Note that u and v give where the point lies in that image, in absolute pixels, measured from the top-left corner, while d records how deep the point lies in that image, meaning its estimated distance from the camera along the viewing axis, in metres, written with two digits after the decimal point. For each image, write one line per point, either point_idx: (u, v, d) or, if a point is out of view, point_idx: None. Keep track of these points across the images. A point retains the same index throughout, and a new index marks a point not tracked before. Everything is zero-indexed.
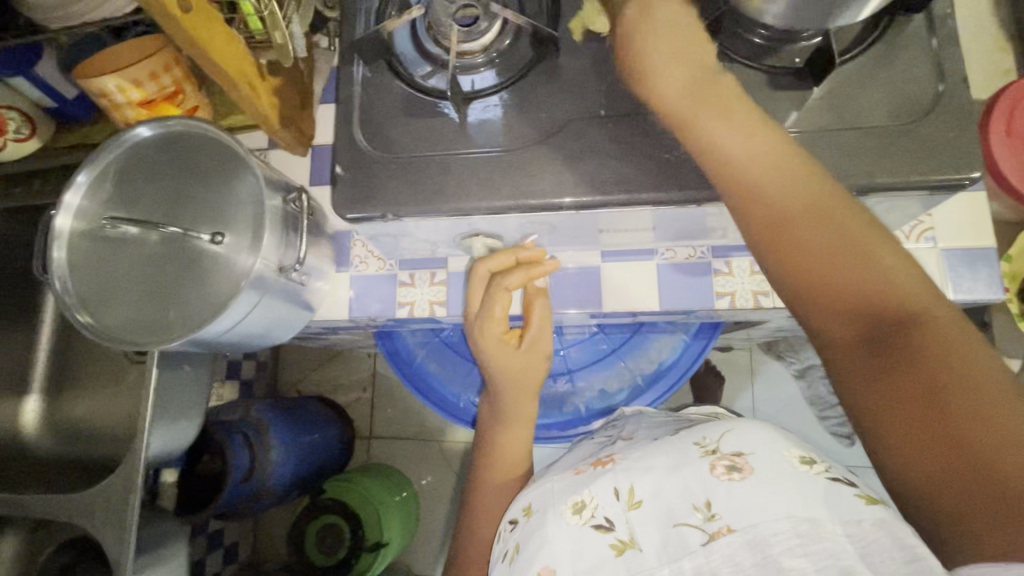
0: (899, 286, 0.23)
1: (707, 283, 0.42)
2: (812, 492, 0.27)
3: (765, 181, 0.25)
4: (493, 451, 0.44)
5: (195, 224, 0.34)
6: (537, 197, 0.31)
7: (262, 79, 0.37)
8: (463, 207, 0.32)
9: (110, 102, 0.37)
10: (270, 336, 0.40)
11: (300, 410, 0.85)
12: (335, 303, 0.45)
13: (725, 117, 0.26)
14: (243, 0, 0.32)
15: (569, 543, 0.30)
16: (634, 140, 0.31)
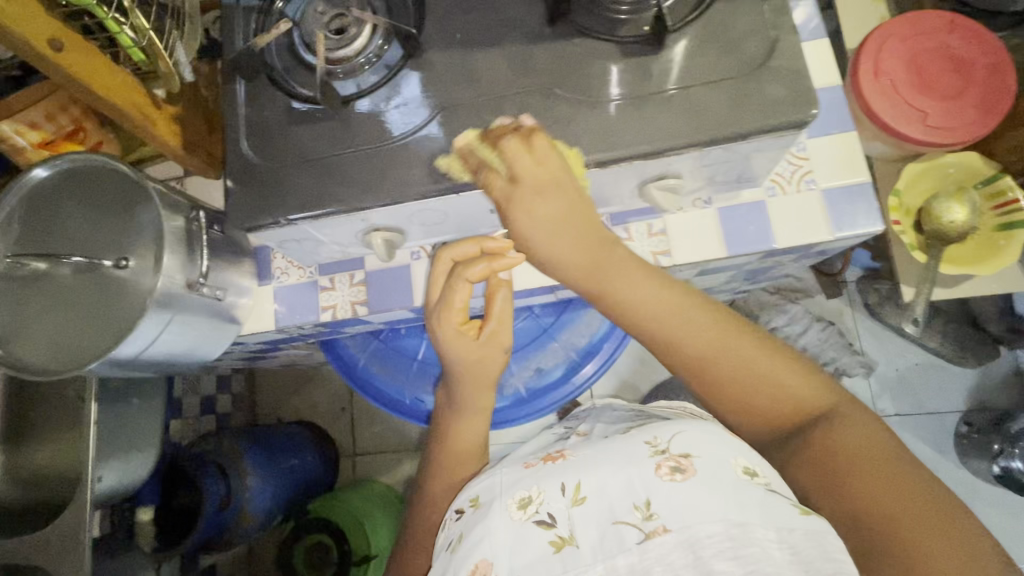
0: (742, 359, 0.33)
1: None
2: (740, 491, 0.31)
3: (614, 277, 0.33)
4: (450, 442, 0.46)
5: (100, 251, 0.35)
6: (421, 185, 0.33)
7: (158, 109, 0.38)
8: (352, 205, 0.33)
9: (11, 147, 0.38)
10: (193, 351, 0.41)
11: (271, 432, 0.85)
12: (260, 315, 0.46)
13: (588, 225, 0.33)
14: (120, 34, 0.34)
15: (512, 533, 0.34)
16: (508, 116, 0.33)
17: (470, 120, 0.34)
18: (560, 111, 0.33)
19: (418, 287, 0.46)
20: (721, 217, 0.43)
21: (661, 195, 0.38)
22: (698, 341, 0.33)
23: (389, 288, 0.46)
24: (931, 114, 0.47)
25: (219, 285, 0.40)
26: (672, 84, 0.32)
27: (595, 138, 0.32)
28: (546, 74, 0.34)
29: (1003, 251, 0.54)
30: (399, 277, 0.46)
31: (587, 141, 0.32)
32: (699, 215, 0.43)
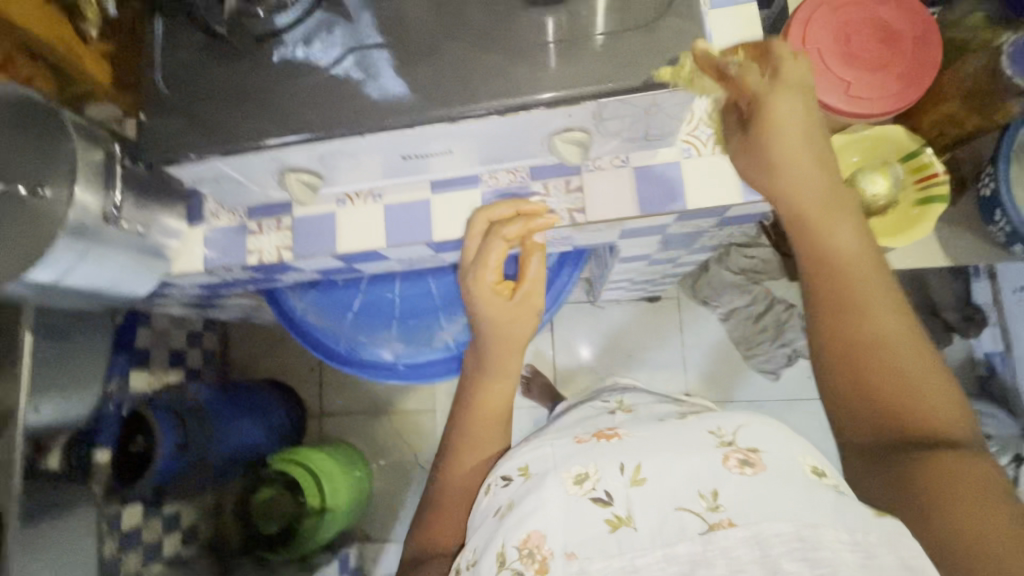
0: (896, 343, 0.35)
1: (522, 205, 0.46)
2: (812, 492, 0.30)
3: (824, 223, 0.38)
4: (472, 407, 0.49)
5: (17, 178, 0.37)
6: (313, 124, 0.35)
7: (84, 44, 0.42)
8: (254, 141, 0.36)
9: None
10: (117, 286, 0.46)
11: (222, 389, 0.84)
12: (191, 258, 0.49)
13: (820, 173, 0.38)
14: None
15: (566, 508, 0.32)
16: (421, 64, 0.34)
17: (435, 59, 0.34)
18: (484, 66, 0.34)
19: (342, 234, 0.48)
20: (637, 176, 0.44)
21: (568, 148, 0.39)
22: (873, 323, 0.36)
23: (316, 232, 0.48)
24: (853, 84, 0.46)
25: (142, 221, 0.43)
26: (553, 37, 0.33)
27: (488, 87, 0.34)
28: (469, 26, 0.34)
29: (917, 226, 0.52)
30: (329, 222, 0.48)
31: (481, 88, 0.34)
32: (617, 173, 0.45)
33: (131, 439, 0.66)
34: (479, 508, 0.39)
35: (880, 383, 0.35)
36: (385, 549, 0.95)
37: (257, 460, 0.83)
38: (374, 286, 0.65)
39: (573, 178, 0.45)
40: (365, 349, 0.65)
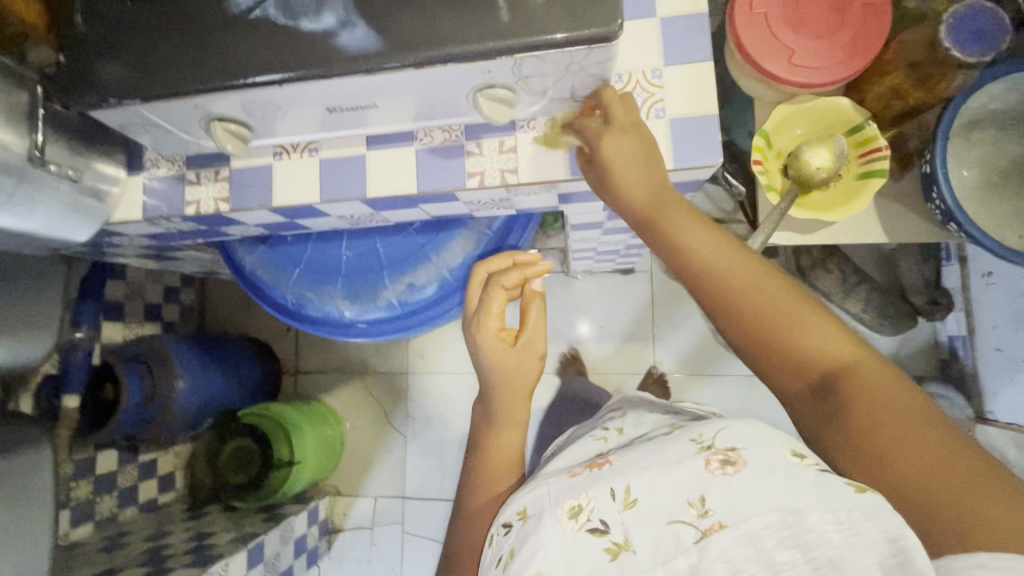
0: (791, 336, 0.32)
1: (458, 160, 0.42)
2: (798, 480, 0.28)
3: (666, 219, 0.35)
4: (486, 452, 0.45)
5: None
6: (238, 69, 0.32)
7: None
8: (173, 86, 0.32)
9: None
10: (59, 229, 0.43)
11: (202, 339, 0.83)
12: (131, 205, 0.45)
13: (642, 167, 0.36)
14: None
15: (566, 544, 0.31)
16: (358, 6, 0.31)
17: (384, 11, 0.31)
18: (420, 3, 0.31)
19: (277, 188, 0.44)
20: (572, 146, 0.41)
21: (494, 108, 0.36)
22: (808, 345, 0.31)
23: (252, 185, 0.44)
24: (797, 52, 0.48)
25: (75, 167, 0.40)
26: None
27: (438, 28, 0.31)
28: None
29: (856, 199, 0.52)
30: (261, 175, 0.44)
31: (431, 31, 0.31)
32: (553, 137, 0.41)
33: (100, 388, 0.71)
34: (484, 556, 0.36)
35: (788, 378, 0.32)
36: (356, 506, 0.94)
37: (227, 407, 0.83)
38: (325, 239, 0.59)
39: (509, 137, 0.41)
40: (312, 305, 0.59)
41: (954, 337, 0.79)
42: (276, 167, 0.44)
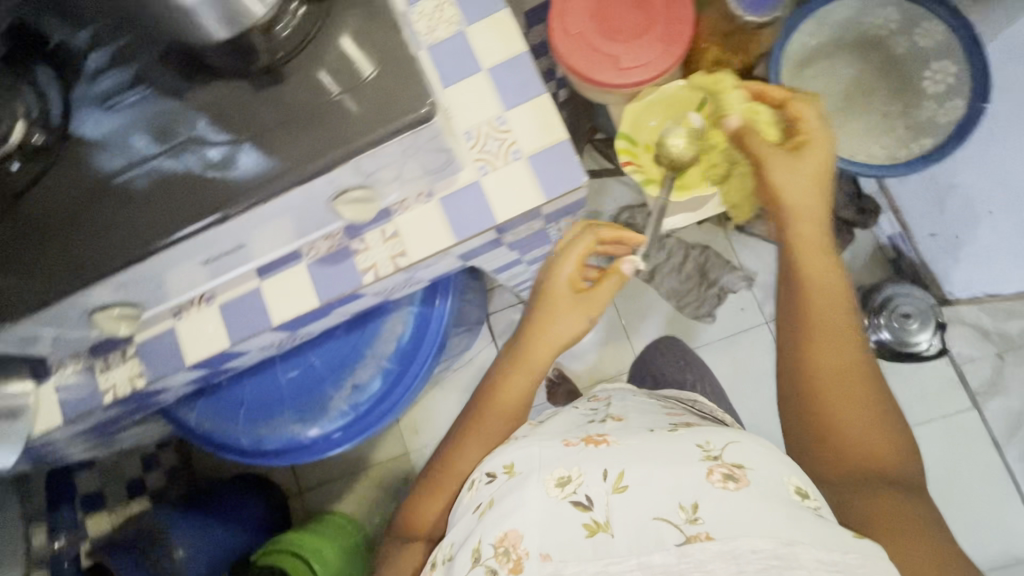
0: (854, 431, 0.58)
1: (482, 212, 0.63)
2: (796, 512, 0.46)
3: (833, 341, 0.61)
4: (495, 396, 0.75)
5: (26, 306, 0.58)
6: (270, 182, 0.48)
7: None
8: (240, 201, 0.49)
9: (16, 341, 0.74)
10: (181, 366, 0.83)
11: (271, 368, 0.95)
12: (221, 331, 0.68)
13: (833, 312, 0.62)
14: None
15: (549, 512, 0.50)
16: (283, 125, 0.49)
17: (258, 132, 0.49)
18: (305, 98, 0.49)
19: (341, 266, 0.65)
20: (529, 166, 0.62)
21: (356, 204, 0.56)
22: (862, 434, 0.58)
23: (329, 279, 0.65)
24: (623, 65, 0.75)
25: (210, 291, 0.67)
26: (342, 81, 0.48)
27: (368, 120, 0.47)
28: (276, 107, 0.49)
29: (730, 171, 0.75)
30: (239, 306, 0.67)
31: (358, 126, 0.47)
32: (518, 173, 0.63)
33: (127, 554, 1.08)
34: (463, 499, 0.60)
35: (815, 438, 0.60)
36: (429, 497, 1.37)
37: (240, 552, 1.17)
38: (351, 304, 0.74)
39: (480, 220, 0.63)
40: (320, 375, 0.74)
41: (893, 236, 1.18)
42: (219, 307, 0.68)
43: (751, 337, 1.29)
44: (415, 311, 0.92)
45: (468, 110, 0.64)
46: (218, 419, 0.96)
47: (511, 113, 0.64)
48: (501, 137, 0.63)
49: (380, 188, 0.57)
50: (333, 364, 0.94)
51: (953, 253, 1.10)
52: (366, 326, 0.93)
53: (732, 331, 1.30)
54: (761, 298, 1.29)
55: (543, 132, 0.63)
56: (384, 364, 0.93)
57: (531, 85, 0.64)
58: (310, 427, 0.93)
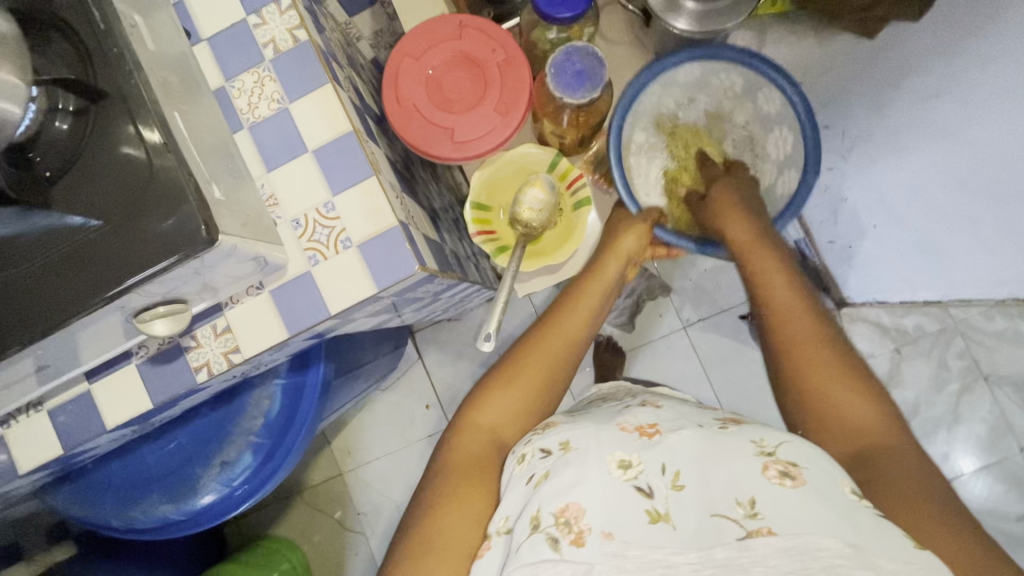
0: (858, 422, 0.62)
1: (313, 304, 0.59)
2: (851, 508, 0.48)
3: (810, 347, 0.67)
4: (466, 431, 0.67)
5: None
6: (86, 287, 0.46)
7: None
8: (54, 318, 0.48)
9: None
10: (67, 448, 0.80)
11: (135, 450, 0.91)
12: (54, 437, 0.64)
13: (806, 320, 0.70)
14: None
15: (610, 489, 0.51)
16: (81, 208, 0.46)
17: (97, 204, 0.46)
18: (103, 174, 0.46)
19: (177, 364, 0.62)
20: (360, 254, 0.58)
21: (167, 317, 0.52)
22: (864, 422, 0.61)
23: (167, 378, 0.62)
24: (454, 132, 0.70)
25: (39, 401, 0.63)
26: (132, 152, 0.45)
27: (155, 226, 0.45)
28: (74, 204, 0.47)
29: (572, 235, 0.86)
30: (78, 409, 0.64)
31: (147, 236, 0.45)
32: (347, 260, 0.59)
33: None
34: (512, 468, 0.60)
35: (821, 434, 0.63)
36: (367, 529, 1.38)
37: None
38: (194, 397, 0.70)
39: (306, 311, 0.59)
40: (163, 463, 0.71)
41: None
42: (49, 414, 0.64)
43: (670, 341, 1.34)
44: (282, 385, 0.90)
45: (296, 195, 0.60)
46: (85, 504, 0.91)
47: (339, 199, 0.59)
48: (329, 225, 0.59)
49: (195, 296, 0.55)
50: (200, 443, 0.92)
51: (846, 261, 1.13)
52: (232, 403, 0.91)
53: (654, 336, 1.34)
54: (678, 303, 1.33)
55: (369, 220, 0.58)
56: (254, 440, 0.92)
57: (358, 167, 0.59)
58: (180, 506, 0.93)
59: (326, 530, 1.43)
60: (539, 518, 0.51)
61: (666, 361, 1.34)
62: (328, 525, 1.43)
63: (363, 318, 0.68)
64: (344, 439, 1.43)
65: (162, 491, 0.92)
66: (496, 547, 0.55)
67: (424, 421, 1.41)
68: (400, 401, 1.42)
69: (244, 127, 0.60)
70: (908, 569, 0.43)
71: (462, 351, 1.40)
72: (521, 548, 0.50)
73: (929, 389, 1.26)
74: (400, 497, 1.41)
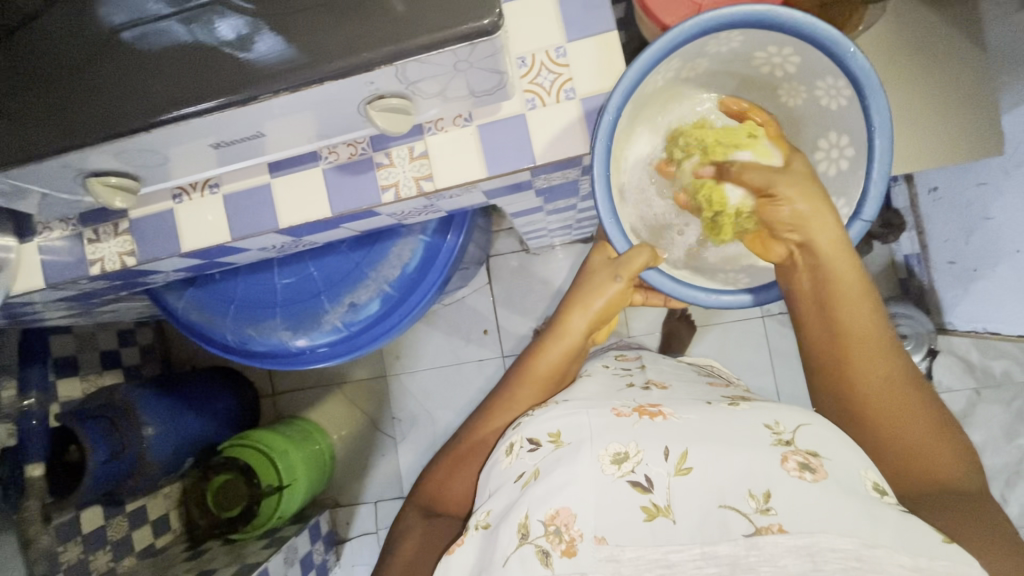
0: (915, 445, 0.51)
1: (524, 146, 0.59)
2: (879, 508, 0.44)
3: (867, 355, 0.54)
4: (516, 393, 0.67)
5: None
6: (297, 73, 0.45)
7: None
8: (260, 90, 0.45)
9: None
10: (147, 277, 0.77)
11: (266, 273, 0.87)
12: (219, 230, 0.65)
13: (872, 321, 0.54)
14: None
15: (604, 480, 0.49)
16: (305, 6, 0.45)
17: (301, 23, 0.45)
18: None
19: (353, 180, 0.62)
20: (581, 108, 0.58)
21: (388, 117, 0.51)
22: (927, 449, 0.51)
23: (346, 197, 0.62)
24: None
25: (212, 182, 0.64)
26: None
27: (408, 28, 0.44)
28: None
29: None
30: (249, 200, 0.64)
31: (394, 34, 0.44)
32: (567, 107, 0.58)
33: (65, 450, 1.05)
34: (510, 461, 0.57)
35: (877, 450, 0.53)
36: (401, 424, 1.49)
37: (201, 441, 1.29)
38: (357, 219, 0.67)
39: (417, 142, 0.60)
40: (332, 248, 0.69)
41: (909, 255, 1.18)
42: (223, 198, 0.64)
43: (744, 327, 1.28)
44: (425, 242, 0.84)
45: (524, 34, 0.59)
46: (207, 310, 0.89)
47: (572, 46, 0.59)
48: (556, 70, 0.59)
49: (419, 100, 0.53)
50: (331, 279, 0.86)
51: (964, 283, 1.09)
52: (374, 245, 0.85)
53: (727, 318, 1.29)
54: None
55: (600, 75, 0.58)
56: (385, 288, 0.86)
57: (602, 19, 0.58)
58: (299, 336, 0.87)
59: (358, 424, 1.51)
60: (533, 523, 0.49)
61: (733, 346, 1.29)
62: (362, 419, 1.51)
63: (534, 190, 0.68)
64: (395, 343, 1.49)
65: (287, 316, 0.87)
66: (473, 540, 0.54)
67: (479, 343, 1.46)
68: (460, 320, 1.46)
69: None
70: (931, 568, 0.40)
71: (530, 287, 1.43)
72: (509, 558, 0.49)
73: (998, 439, 1.16)
74: (439, 407, 1.47)
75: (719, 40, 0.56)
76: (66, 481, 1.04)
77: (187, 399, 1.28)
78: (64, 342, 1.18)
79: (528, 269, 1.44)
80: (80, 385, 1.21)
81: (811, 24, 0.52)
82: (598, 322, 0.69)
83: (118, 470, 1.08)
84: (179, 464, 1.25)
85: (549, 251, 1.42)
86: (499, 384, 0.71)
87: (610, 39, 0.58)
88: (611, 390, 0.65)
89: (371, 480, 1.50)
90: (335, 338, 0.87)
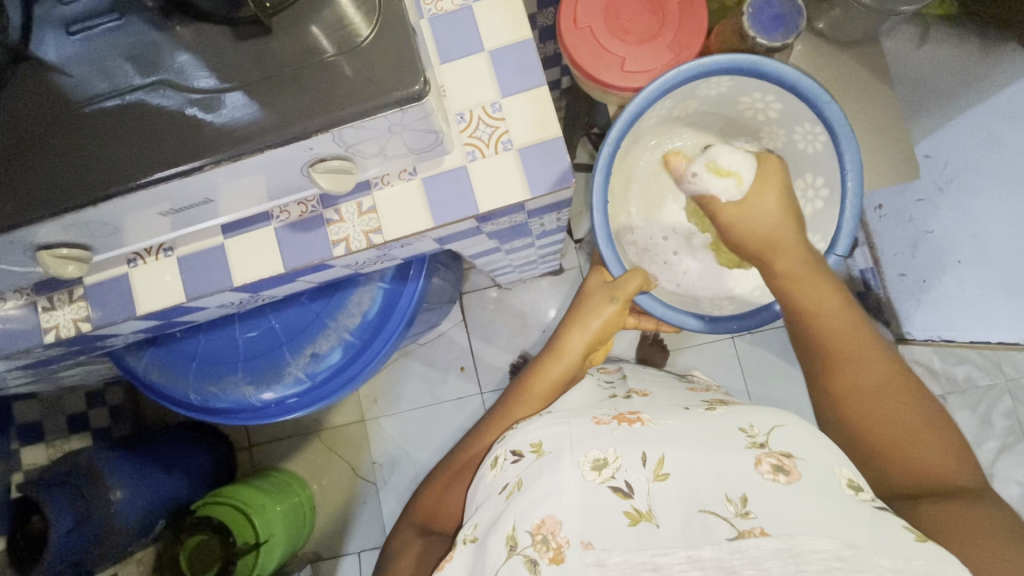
0: (914, 451, 0.51)
1: (468, 195, 0.58)
2: (853, 508, 0.45)
3: (846, 360, 0.56)
4: (501, 420, 0.67)
5: None
6: (249, 142, 0.46)
7: None
8: (210, 158, 0.46)
9: None
10: (106, 342, 0.76)
11: (227, 328, 0.86)
12: (174, 292, 0.63)
13: (848, 336, 0.57)
14: None
15: (585, 491, 0.50)
16: (256, 77, 0.46)
17: (256, 96, 0.46)
18: (291, 53, 0.46)
19: (301, 237, 0.61)
20: (519, 156, 0.58)
21: (333, 173, 0.52)
22: (917, 453, 0.50)
23: (297, 250, 0.61)
24: None
25: (166, 247, 0.62)
26: (332, 52, 0.46)
27: (353, 93, 0.46)
28: (258, 67, 0.46)
29: None
30: (200, 261, 0.62)
31: (339, 100, 0.46)
32: (504, 157, 0.58)
33: (28, 521, 1.01)
34: (493, 477, 0.58)
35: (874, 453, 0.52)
36: (380, 469, 1.46)
37: (173, 502, 1.25)
38: (310, 273, 0.66)
39: (365, 195, 0.59)
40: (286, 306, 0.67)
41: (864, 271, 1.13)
42: (178, 260, 0.63)
43: (715, 348, 1.32)
44: (386, 288, 0.83)
45: (463, 91, 0.58)
46: (168, 370, 0.86)
47: (507, 101, 0.58)
48: (493, 124, 0.58)
49: (361, 160, 0.54)
50: (293, 330, 0.85)
51: (916, 295, 1.08)
52: (333, 295, 0.84)
53: (699, 340, 1.32)
54: None
55: (536, 126, 0.58)
56: (347, 336, 0.84)
57: (533, 73, 0.58)
58: (263, 389, 0.85)
59: (338, 472, 1.48)
60: (521, 537, 0.49)
61: (705, 367, 1.32)
62: (341, 466, 1.48)
63: (486, 234, 0.68)
64: (373, 386, 1.48)
65: (249, 370, 0.85)
66: (461, 554, 0.55)
67: (457, 381, 1.46)
68: (438, 357, 1.46)
69: (423, 17, 0.59)
70: (909, 568, 0.40)
71: (507, 321, 1.45)
72: (498, 571, 0.49)
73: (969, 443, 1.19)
74: (418, 449, 1.45)
75: (707, 83, 0.62)
76: (25, 556, 0.99)
77: (155, 457, 1.24)
78: (29, 407, 1.14)
79: (505, 303, 1.45)
80: (46, 451, 1.16)
81: (790, 73, 0.58)
82: (595, 344, 0.72)
83: (81, 541, 1.01)
84: (148, 528, 1.19)
85: (522, 285, 1.44)
86: (487, 409, 0.72)
87: (536, 91, 0.58)
88: (596, 400, 0.66)
89: (352, 531, 1.45)
90: (299, 389, 0.85)
